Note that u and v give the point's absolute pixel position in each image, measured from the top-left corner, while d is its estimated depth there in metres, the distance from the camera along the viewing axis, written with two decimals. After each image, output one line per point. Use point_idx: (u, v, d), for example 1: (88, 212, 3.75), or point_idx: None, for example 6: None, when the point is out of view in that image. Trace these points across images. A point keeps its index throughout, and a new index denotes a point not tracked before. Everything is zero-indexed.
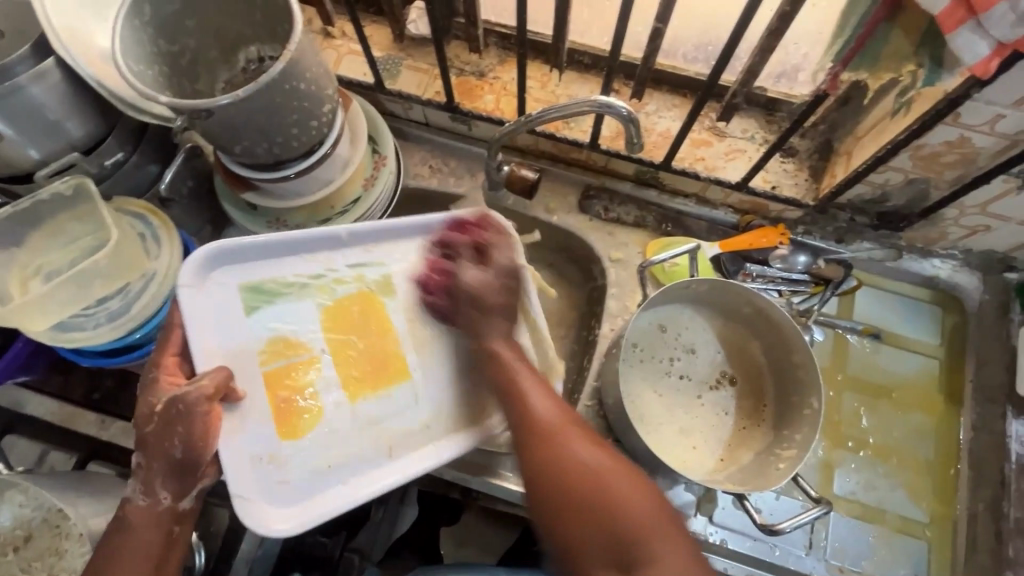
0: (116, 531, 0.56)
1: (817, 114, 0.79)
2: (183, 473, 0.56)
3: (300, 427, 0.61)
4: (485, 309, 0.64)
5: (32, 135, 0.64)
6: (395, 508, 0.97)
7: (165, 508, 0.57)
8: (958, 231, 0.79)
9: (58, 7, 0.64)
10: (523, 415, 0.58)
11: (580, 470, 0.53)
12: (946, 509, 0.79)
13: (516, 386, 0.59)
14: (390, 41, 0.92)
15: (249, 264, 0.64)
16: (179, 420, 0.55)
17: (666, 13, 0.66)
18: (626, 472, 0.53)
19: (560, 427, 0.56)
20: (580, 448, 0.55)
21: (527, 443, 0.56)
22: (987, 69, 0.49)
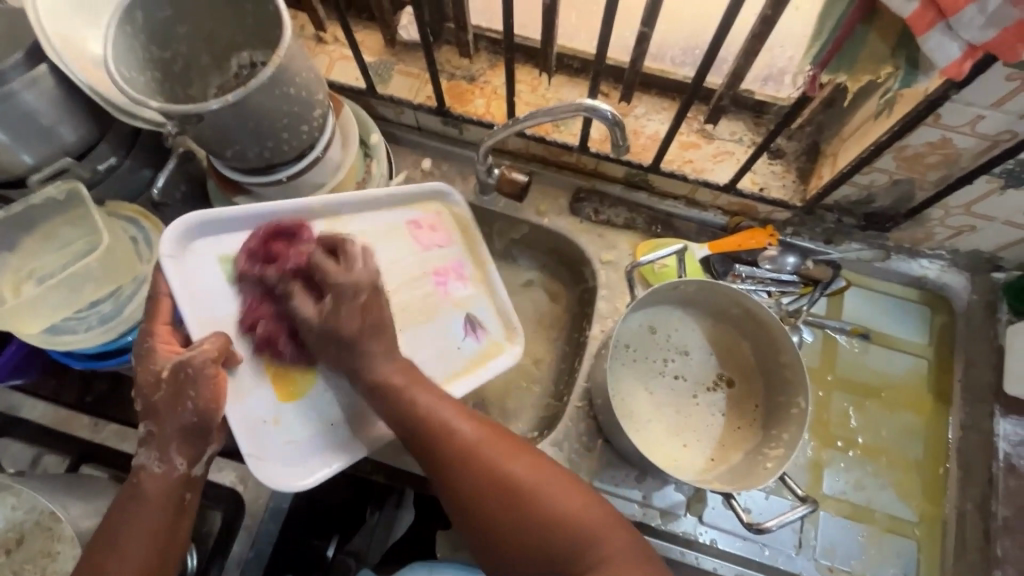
0: (127, 497, 0.57)
1: (803, 116, 0.80)
2: (195, 438, 0.58)
3: (297, 389, 0.63)
4: (337, 343, 0.58)
5: (25, 141, 0.65)
6: (390, 513, 0.98)
7: (176, 476, 0.58)
8: (945, 231, 0.80)
9: (51, 14, 0.65)
10: (437, 442, 0.58)
11: (507, 484, 0.55)
12: (935, 508, 0.79)
13: (421, 419, 0.58)
14: (381, 46, 0.93)
15: (231, 232, 0.65)
16: (189, 384, 0.56)
17: (652, 17, 0.67)
18: (548, 478, 0.56)
19: (485, 444, 0.57)
20: (511, 463, 0.56)
21: (449, 468, 0.57)
22: (960, 71, 0.49)
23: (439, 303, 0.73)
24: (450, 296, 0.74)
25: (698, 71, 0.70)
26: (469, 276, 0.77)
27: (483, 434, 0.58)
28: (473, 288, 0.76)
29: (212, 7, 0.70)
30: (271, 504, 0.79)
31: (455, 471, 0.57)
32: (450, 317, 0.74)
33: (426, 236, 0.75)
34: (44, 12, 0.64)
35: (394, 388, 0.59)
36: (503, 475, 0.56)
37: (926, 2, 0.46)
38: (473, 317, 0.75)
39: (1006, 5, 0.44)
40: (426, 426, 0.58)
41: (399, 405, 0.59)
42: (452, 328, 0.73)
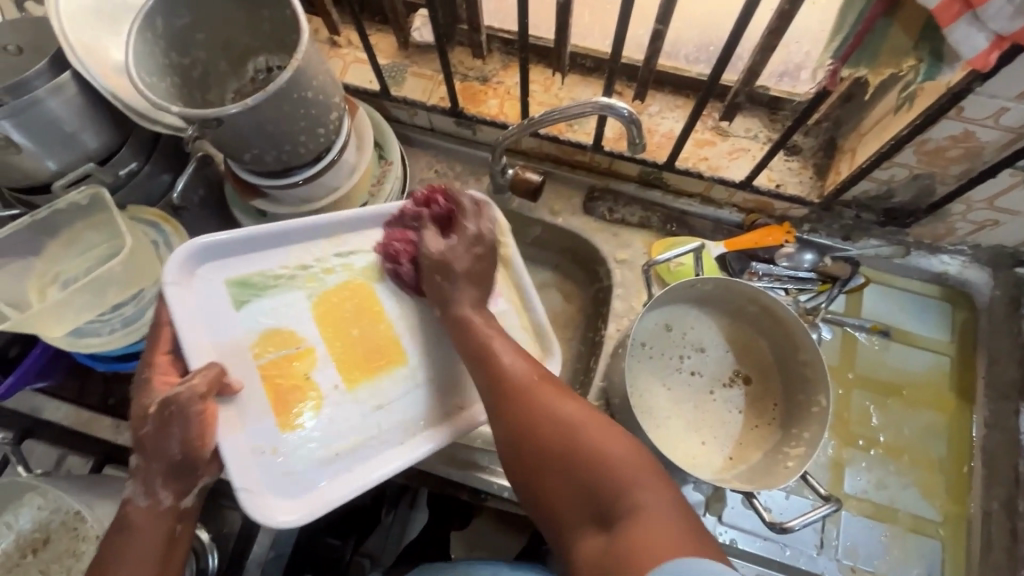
0: (116, 531, 0.56)
1: (820, 112, 0.79)
2: (183, 472, 0.57)
3: (300, 418, 0.62)
4: (449, 275, 0.64)
5: (49, 147, 0.66)
6: (404, 512, 1.00)
7: (164, 508, 0.57)
8: (966, 226, 0.78)
9: (74, 22, 0.66)
10: (493, 376, 0.59)
11: (555, 423, 0.54)
12: (959, 507, 0.78)
13: (487, 352, 0.60)
14: (395, 48, 0.93)
15: (234, 258, 0.65)
16: (175, 419, 0.55)
17: (667, 15, 0.67)
18: (598, 421, 0.54)
19: (533, 384, 0.57)
20: (555, 405, 0.55)
21: (501, 404, 0.57)
22: (986, 62, 0.49)
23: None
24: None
25: (714, 67, 0.69)
26: (501, 290, 0.74)
27: (534, 375, 0.58)
28: (507, 303, 0.73)
29: (229, 13, 0.71)
30: None
31: (502, 408, 0.57)
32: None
33: None
34: (66, 20, 0.65)
35: (467, 324, 0.62)
36: (546, 415, 0.55)
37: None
38: (504, 332, 0.72)
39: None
40: (483, 365, 0.60)
41: (469, 340, 0.62)
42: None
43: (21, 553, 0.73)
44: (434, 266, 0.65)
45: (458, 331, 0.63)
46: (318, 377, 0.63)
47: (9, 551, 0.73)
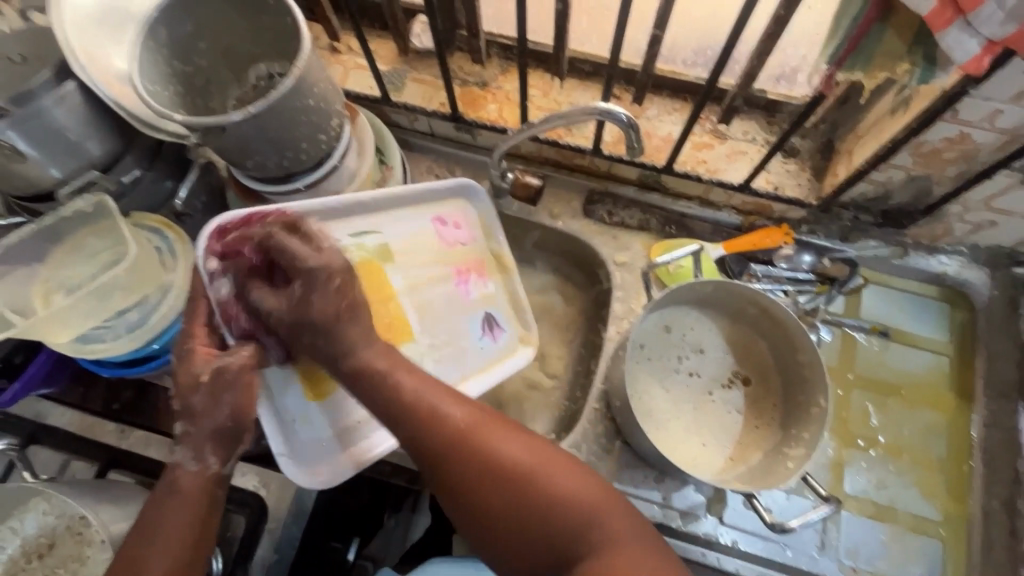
0: (163, 494, 0.59)
1: (817, 115, 0.80)
2: (230, 439, 0.61)
3: (324, 390, 0.68)
4: (302, 328, 0.58)
5: (54, 156, 0.67)
6: (406, 515, 0.98)
7: (209, 473, 0.60)
8: (963, 226, 0.79)
9: (78, 32, 0.67)
10: (429, 427, 0.55)
11: (509, 470, 0.53)
12: (959, 506, 0.78)
13: (421, 403, 0.56)
14: (395, 54, 0.94)
15: None
16: (229, 387, 0.59)
17: (664, 20, 0.68)
18: (552, 462, 0.55)
19: (473, 428, 0.55)
20: (503, 446, 0.54)
21: (444, 455, 0.54)
22: (979, 67, 0.49)
23: (458, 303, 0.76)
24: (469, 295, 0.77)
25: (710, 72, 0.70)
26: (490, 274, 0.80)
27: (475, 415, 0.56)
28: (494, 285, 0.80)
29: (231, 20, 0.71)
30: (295, 507, 0.80)
31: (442, 459, 0.54)
32: (469, 315, 0.77)
33: (449, 232, 0.78)
34: (70, 30, 0.66)
35: (379, 372, 0.57)
36: (496, 459, 0.54)
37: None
38: (490, 316, 0.78)
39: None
40: (412, 412, 0.56)
41: (380, 390, 0.57)
42: (470, 326, 0.76)
43: (27, 558, 0.74)
44: (289, 321, 0.58)
45: (366, 380, 0.58)
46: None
47: (16, 556, 0.74)
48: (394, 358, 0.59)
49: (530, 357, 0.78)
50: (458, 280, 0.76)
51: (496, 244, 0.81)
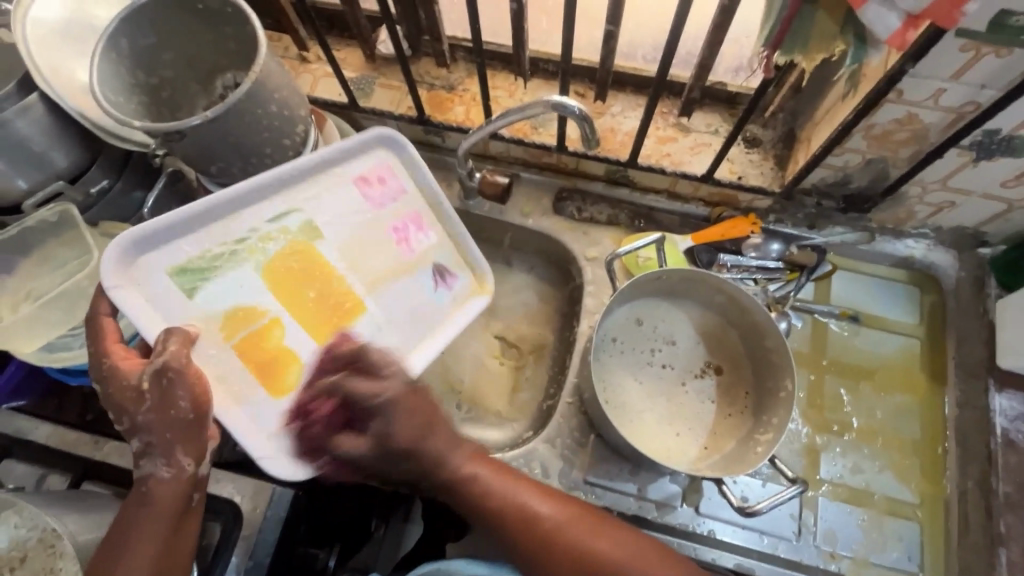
0: (135, 504, 0.56)
1: (775, 103, 0.81)
2: (192, 435, 0.58)
3: (285, 382, 0.64)
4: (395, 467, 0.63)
5: (18, 166, 0.68)
6: (398, 526, 0.98)
7: (182, 478, 0.58)
8: (925, 209, 0.80)
9: (41, 47, 0.69)
10: (521, 530, 0.62)
11: (593, 560, 0.61)
12: (936, 488, 0.77)
13: (513, 506, 0.62)
14: (363, 62, 0.95)
15: (168, 246, 0.62)
16: (169, 383, 0.56)
17: (616, 16, 0.69)
18: (636, 546, 0.62)
19: (570, 525, 0.62)
20: (600, 544, 0.61)
21: (534, 555, 0.61)
22: (903, 41, 0.50)
23: (407, 259, 0.73)
24: (412, 250, 0.73)
25: (662, 65, 0.71)
26: (431, 224, 0.75)
27: (577, 514, 0.63)
28: (438, 235, 0.75)
29: (193, 31, 0.73)
30: (270, 512, 0.79)
31: (537, 556, 0.61)
32: (418, 270, 0.74)
33: (376, 190, 0.72)
34: (33, 45, 0.68)
35: (467, 484, 0.63)
36: (588, 558, 0.61)
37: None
38: (441, 266, 0.75)
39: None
40: (507, 514, 0.62)
41: (467, 500, 0.63)
42: (421, 281, 0.74)
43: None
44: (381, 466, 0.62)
45: (455, 492, 0.63)
46: (289, 344, 0.65)
47: None
48: (481, 464, 0.65)
49: (489, 297, 0.77)
50: (397, 238, 0.72)
51: (432, 193, 0.75)
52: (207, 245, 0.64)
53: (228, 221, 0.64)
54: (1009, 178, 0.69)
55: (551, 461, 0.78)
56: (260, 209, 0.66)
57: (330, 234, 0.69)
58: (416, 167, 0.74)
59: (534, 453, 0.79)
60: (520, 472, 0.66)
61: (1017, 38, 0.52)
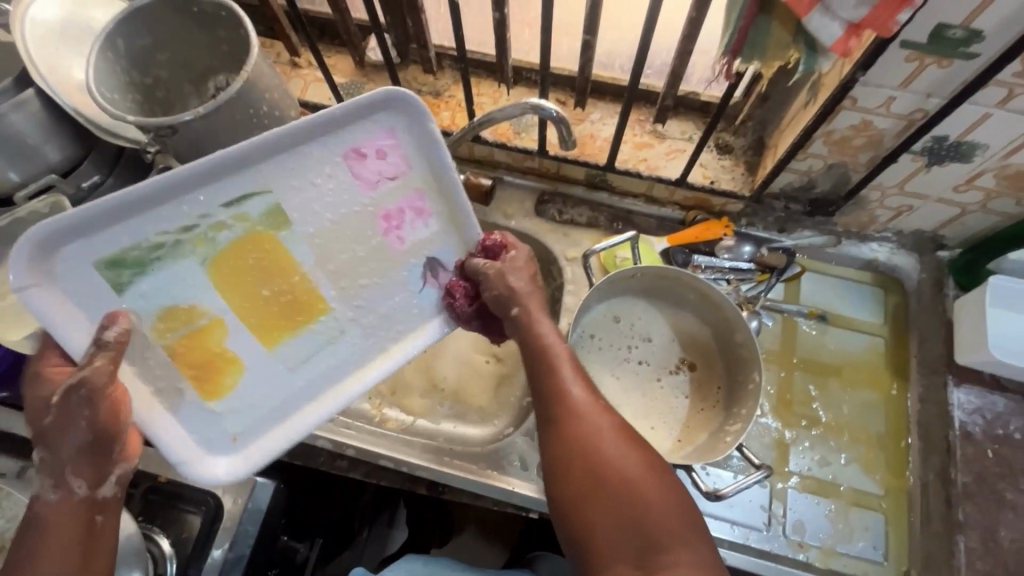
0: (27, 530, 0.53)
1: (744, 112, 0.84)
2: (92, 459, 0.55)
3: (224, 385, 0.63)
4: (506, 304, 0.65)
5: (14, 160, 0.70)
6: (381, 530, 1.07)
7: (82, 498, 0.55)
8: (885, 212, 0.84)
9: (40, 45, 0.72)
10: (557, 402, 0.61)
11: (600, 458, 0.57)
12: (900, 480, 0.80)
13: (553, 379, 0.62)
14: (353, 68, 0.99)
15: (96, 235, 0.55)
16: (85, 401, 0.53)
17: (593, 26, 0.73)
18: (645, 466, 0.57)
19: (592, 415, 0.60)
20: (601, 427, 0.59)
21: (556, 429, 0.60)
22: (846, 48, 0.52)
23: (390, 251, 0.68)
24: (401, 241, 0.69)
25: (635, 72, 0.75)
26: (428, 210, 0.69)
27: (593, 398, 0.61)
28: (435, 224, 0.70)
29: (188, 34, 0.76)
30: (251, 503, 0.78)
31: (558, 432, 0.60)
32: (404, 261, 0.69)
33: (372, 165, 0.64)
34: (32, 44, 0.71)
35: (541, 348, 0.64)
36: (585, 438, 0.58)
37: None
38: (433, 259, 0.71)
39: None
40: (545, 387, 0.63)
41: (536, 363, 0.64)
42: (405, 278, 0.70)
43: None
44: (503, 295, 0.65)
45: (530, 352, 0.65)
46: (232, 345, 0.63)
47: None
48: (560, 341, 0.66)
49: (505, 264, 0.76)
50: (387, 226, 0.67)
51: (439, 173, 0.67)
52: (151, 230, 0.57)
53: (183, 200, 0.58)
54: (959, 183, 0.74)
55: (530, 455, 0.81)
56: (224, 189, 0.59)
57: (299, 225, 0.63)
58: (428, 144, 0.65)
59: (514, 446, 0.82)
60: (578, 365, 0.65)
61: (955, 49, 0.57)
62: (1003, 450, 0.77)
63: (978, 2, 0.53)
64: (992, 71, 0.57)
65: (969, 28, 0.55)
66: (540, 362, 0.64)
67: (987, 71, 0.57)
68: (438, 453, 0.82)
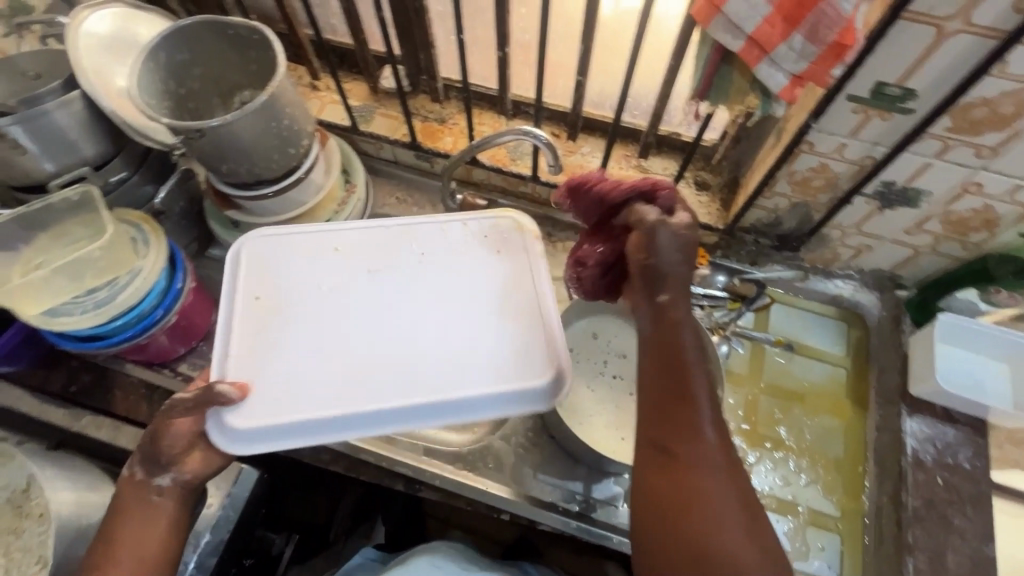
0: (112, 507, 0.63)
1: (719, 153, 0.92)
2: (158, 461, 0.62)
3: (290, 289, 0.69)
4: (658, 282, 0.57)
5: (50, 152, 0.77)
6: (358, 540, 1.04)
7: (146, 483, 0.62)
8: (847, 251, 0.91)
9: (88, 53, 0.80)
10: (673, 429, 0.54)
11: (710, 511, 0.51)
12: (855, 503, 0.85)
13: (677, 402, 0.55)
14: (367, 93, 1.08)
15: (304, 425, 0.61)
16: (161, 418, 0.61)
17: (584, 68, 0.83)
18: (755, 536, 0.51)
19: (713, 457, 0.53)
20: (719, 492, 0.52)
21: (666, 461, 0.54)
22: (791, 96, 0.60)
23: None
24: None
25: (620, 110, 0.83)
26: None
27: (718, 441, 0.54)
28: None
29: (221, 52, 0.84)
30: (235, 489, 0.81)
31: (668, 462, 0.54)
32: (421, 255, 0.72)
33: None
34: (81, 50, 0.78)
35: (671, 360, 0.57)
36: (697, 485, 0.52)
37: (749, 41, 0.57)
38: None
39: (807, 43, 0.55)
40: (668, 408, 0.55)
41: (664, 376, 0.56)
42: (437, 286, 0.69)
43: None
44: (659, 267, 0.57)
45: (659, 359, 0.57)
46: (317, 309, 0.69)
47: None
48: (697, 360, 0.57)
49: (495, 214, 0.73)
50: None
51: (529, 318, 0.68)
52: None
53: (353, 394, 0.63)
54: (910, 226, 0.81)
55: (505, 457, 0.86)
56: None
57: None
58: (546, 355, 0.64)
59: (491, 448, 0.87)
60: (713, 389, 0.57)
61: (894, 104, 0.65)
62: (953, 478, 0.81)
63: (909, 65, 0.61)
64: (926, 125, 0.65)
65: (904, 87, 0.63)
66: (669, 392, 0.56)
67: (921, 125, 0.65)
68: (418, 450, 0.86)
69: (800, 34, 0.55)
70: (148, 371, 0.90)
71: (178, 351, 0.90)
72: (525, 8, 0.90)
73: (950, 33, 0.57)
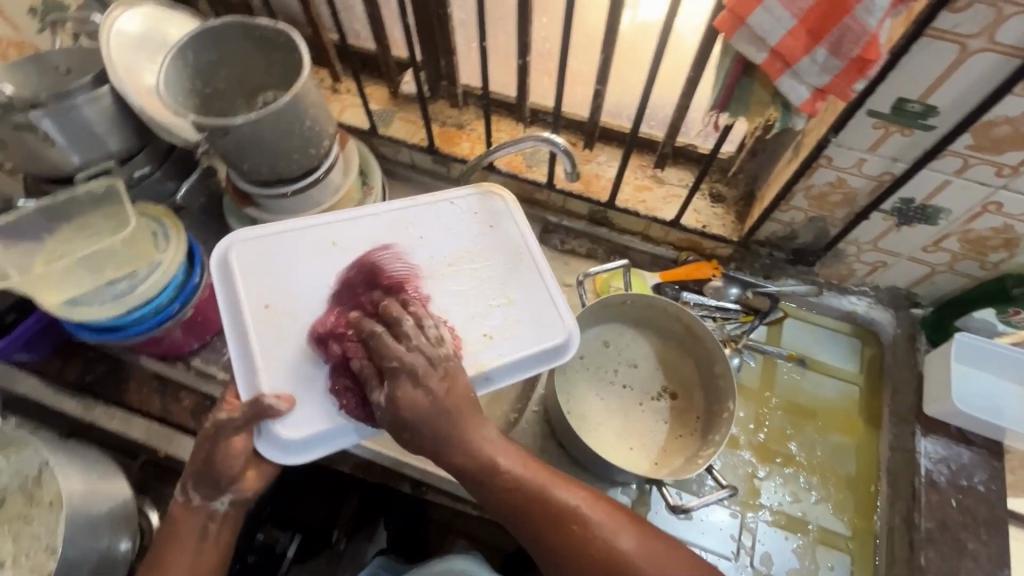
0: (165, 528, 0.65)
1: (735, 166, 0.92)
2: (211, 482, 0.63)
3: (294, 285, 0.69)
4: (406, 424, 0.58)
5: (78, 145, 0.79)
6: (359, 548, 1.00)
7: (202, 508, 0.65)
8: (862, 267, 0.90)
9: (120, 50, 0.82)
10: (505, 487, 0.57)
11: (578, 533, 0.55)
12: (866, 522, 0.84)
13: (484, 467, 0.58)
14: (387, 98, 1.09)
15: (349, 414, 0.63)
16: (212, 441, 0.61)
17: (603, 79, 0.84)
18: (620, 519, 0.57)
19: (546, 489, 0.57)
20: (571, 512, 0.56)
21: (521, 522, 0.57)
22: (813, 109, 0.60)
23: None
24: None
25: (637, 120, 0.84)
26: None
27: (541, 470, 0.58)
28: None
29: (248, 53, 0.86)
30: None
31: (527, 522, 0.56)
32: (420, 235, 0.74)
33: None
34: (113, 47, 0.80)
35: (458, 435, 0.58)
36: (556, 520, 0.56)
37: (772, 54, 0.57)
38: None
39: (831, 57, 0.55)
40: (488, 481, 0.57)
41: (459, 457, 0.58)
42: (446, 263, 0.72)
43: None
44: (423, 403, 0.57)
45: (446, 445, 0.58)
46: None
47: None
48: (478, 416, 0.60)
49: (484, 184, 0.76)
50: None
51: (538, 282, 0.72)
52: None
53: None
54: (928, 244, 0.80)
55: None
56: None
57: None
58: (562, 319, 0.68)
59: None
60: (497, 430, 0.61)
61: (914, 121, 0.65)
62: (967, 500, 0.80)
63: (930, 81, 0.61)
64: (946, 143, 0.65)
65: (925, 104, 0.63)
66: (474, 476, 0.58)
67: (942, 142, 0.65)
68: (425, 454, 0.85)
69: (824, 48, 0.55)
70: (161, 364, 0.90)
71: (192, 346, 0.90)
72: (547, 18, 0.91)
73: (973, 51, 0.57)
